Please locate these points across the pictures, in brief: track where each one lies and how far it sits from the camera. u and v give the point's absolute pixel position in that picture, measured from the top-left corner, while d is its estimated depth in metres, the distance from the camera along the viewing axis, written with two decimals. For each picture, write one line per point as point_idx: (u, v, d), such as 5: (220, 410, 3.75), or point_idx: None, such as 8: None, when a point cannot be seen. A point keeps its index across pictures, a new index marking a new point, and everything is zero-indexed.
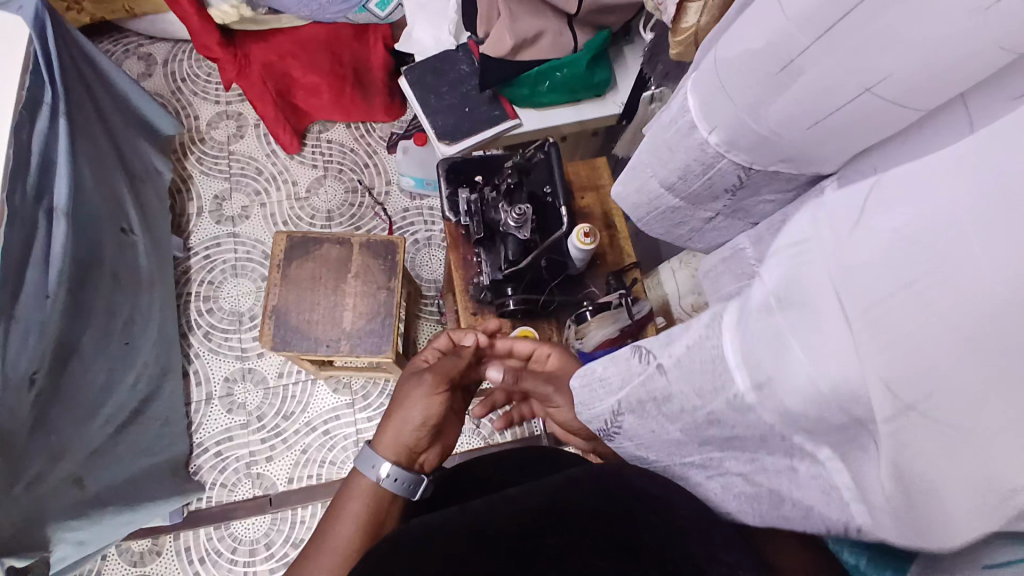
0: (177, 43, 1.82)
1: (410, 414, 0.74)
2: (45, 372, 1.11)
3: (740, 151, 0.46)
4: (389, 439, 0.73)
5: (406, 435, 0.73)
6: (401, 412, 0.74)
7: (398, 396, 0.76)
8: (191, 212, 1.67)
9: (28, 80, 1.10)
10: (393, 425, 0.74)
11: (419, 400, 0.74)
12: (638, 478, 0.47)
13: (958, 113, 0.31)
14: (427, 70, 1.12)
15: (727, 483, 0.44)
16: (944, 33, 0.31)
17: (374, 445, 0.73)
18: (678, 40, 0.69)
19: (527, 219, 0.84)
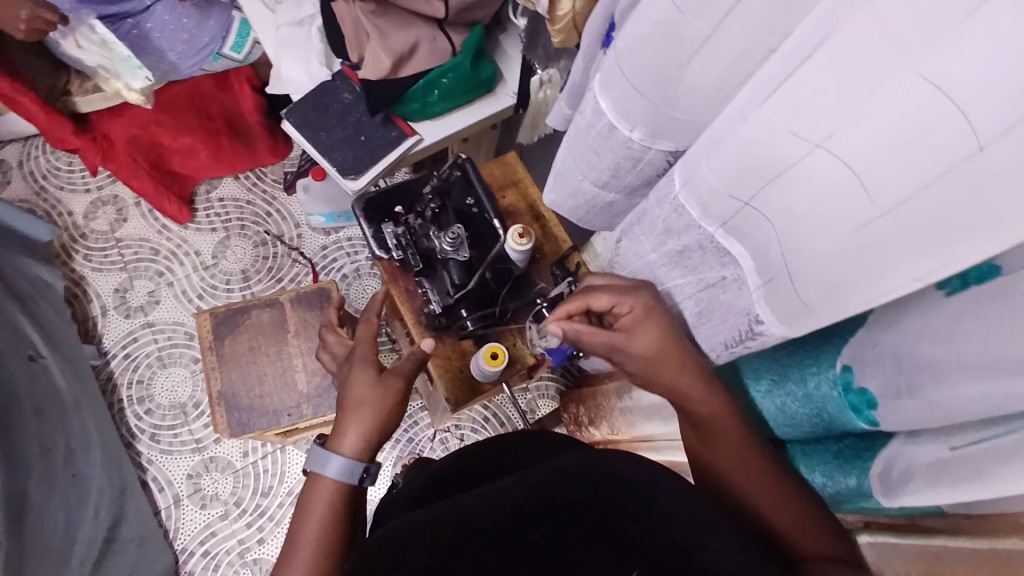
0: (25, 139, 1.63)
1: (374, 416, 0.74)
2: (8, 532, 0.98)
3: (664, 140, 0.53)
4: (340, 441, 0.73)
5: (374, 434, 0.74)
6: (363, 413, 0.74)
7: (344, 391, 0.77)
8: (94, 315, 1.52)
9: None
10: (359, 426, 0.74)
11: (387, 401, 0.75)
12: (625, 464, 0.42)
13: (919, 84, 0.29)
14: (310, 108, 1.06)
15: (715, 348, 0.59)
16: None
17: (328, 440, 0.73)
18: (558, 30, 0.69)
19: (462, 239, 0.83)
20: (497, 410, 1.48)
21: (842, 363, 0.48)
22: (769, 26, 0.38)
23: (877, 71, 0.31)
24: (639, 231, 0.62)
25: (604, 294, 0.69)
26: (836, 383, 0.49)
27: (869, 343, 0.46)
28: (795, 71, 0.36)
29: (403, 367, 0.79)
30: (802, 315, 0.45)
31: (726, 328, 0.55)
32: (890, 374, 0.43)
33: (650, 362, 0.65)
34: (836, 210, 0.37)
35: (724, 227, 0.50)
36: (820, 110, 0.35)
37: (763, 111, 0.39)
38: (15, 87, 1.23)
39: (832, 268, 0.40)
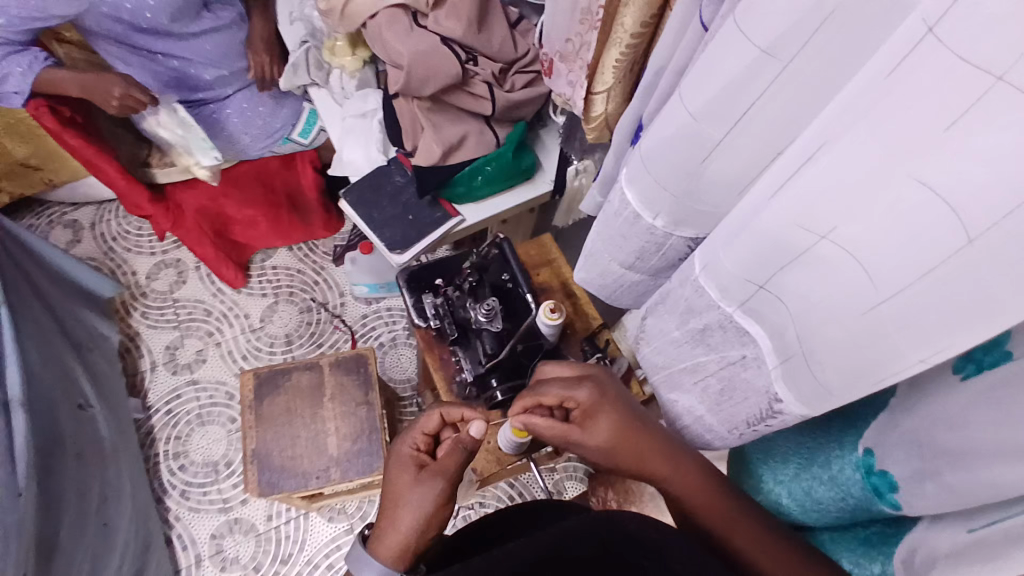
0: (100, 204, 1.81)
1: (415, 521, 0.65)
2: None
3: (686, 228, 0.58)
4: (385, 550, 0.64)
5: (416, 540, 0.65)
6: (403, 516, 0.65)
7: (390, 492, 0.68)
8: (144, 369, 1.61)
9: None
10: (399, 529, 0.65)
11: (429, 504, 0.65)
12: (630, 521, 0.46)
13: (913, 189, 0.34)
14: (364, 188, 1.16)
15: (733, 426, 0.61)
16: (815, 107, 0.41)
17: (372, 548, 0.65)
18: (593, 128, 0.77)
19: (496, 311, 0.88)
20: (522, 489, 1.46)
21: (863, 447, 0.50)
22: (776, 132, 0.45)
23: (871, 177, 0.36)
24: (663, 309, 0.64)
25: (553, 391, 0.68)
26: (859, 465, 0.50)
27: (891, 428, 0.47)
28: (796, 172, 0.41)
29: (447, 463, 0.68)
30: (820, 392, 0.48)
31: (748, 406, 0.57)
32: (913, 457, 0.44)
33: (611, 454, 0.66)
34: (849, 295, 0.41)
35: (741, 308, 0.53)
36: (824, 207, 0.40)
37: (772, 207, 0.44)
38: (100, 156, 1.33)
39: (845, 347, 0.43)
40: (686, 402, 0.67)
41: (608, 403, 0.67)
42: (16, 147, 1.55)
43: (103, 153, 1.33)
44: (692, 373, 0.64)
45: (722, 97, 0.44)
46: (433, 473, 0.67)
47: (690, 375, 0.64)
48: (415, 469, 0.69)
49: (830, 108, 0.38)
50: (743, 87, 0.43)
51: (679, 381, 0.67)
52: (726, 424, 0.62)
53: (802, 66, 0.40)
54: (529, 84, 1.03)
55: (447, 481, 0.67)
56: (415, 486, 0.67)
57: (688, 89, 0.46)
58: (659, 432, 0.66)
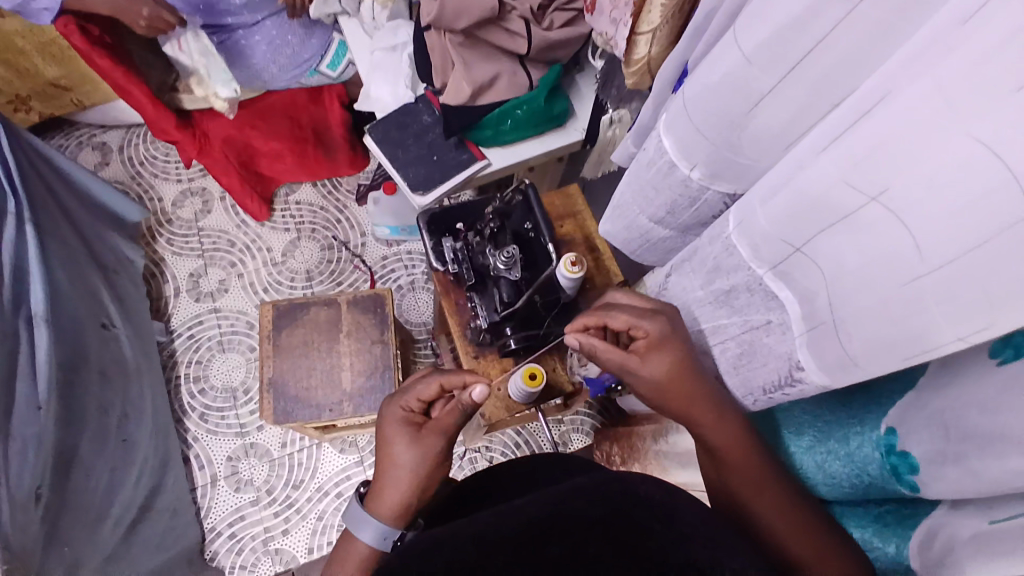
0: (129, 127, 1.81)
1: (412, 480, 0.66)
2: (51, 483, 1.08)
3: (724, 183, 0.55)
4: (386, 507, 0.65)
5: (414, 499, 0.66)
6: (401, 476, 0.66)
7: (386, 452, 0.68)
8: (168, 294, 1.64)
9: None
10: (397, 489, 0.66)
11: (425, 462, 0.67)
12: (641, 486, 0.46)
13: (971, 153, 0.31)
14: (391, 125, 1.13)
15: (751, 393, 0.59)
16: (881, 55, 0.38)
17: (372, 505, 0.66)
18: (633, 72, 0.73)
19: (516, 260, 0.86)
20: (530, 437, 1.48)
21: (886, 425, 0.47)
22: (831, 83, 0.41)
23: (928, 137, 0.33)
24: (688, 267, 0.62)
25: (623, 316, 0.67)
26: (880, 444, 0.48)
27: (917, 408, 0.45)
28: (850, 126, 0.38)
29: (446, 421, 0.70)
30: (844, 362, 0.45)
31: (766, 372, 0.55)
32: (938, 438, 0.41)
33: (661, 391, 0.65)
34: (886, 266, 0.39)
35: (773, 271, 0.50)
36: (876, 167, 0.37)
37: (820, 163, 0.41)
38: (127, 78, 1.31)
39: (873, 319, 0.41)
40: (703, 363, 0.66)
41: (675, 340, 0.64)
42: (47, 67, 1.54)
43: (133, 77, 1.32)
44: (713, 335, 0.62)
45: (778, 40, 0.41)
46: (432, 434, 0.69)
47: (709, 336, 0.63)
48: (411, 429, 0.70)
49: (898, 57, 0.35)
50: (804, 29, 0.39)
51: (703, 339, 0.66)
52: (743, 388, 0.61)
53: (873, 9, 0.36)
54: (569, 24, 0.97)
55: (445, 442, 0.69)
56: (412, 447, 0.68)
57: (743, 32, 0.43)
58: (713, 380, 0.63)
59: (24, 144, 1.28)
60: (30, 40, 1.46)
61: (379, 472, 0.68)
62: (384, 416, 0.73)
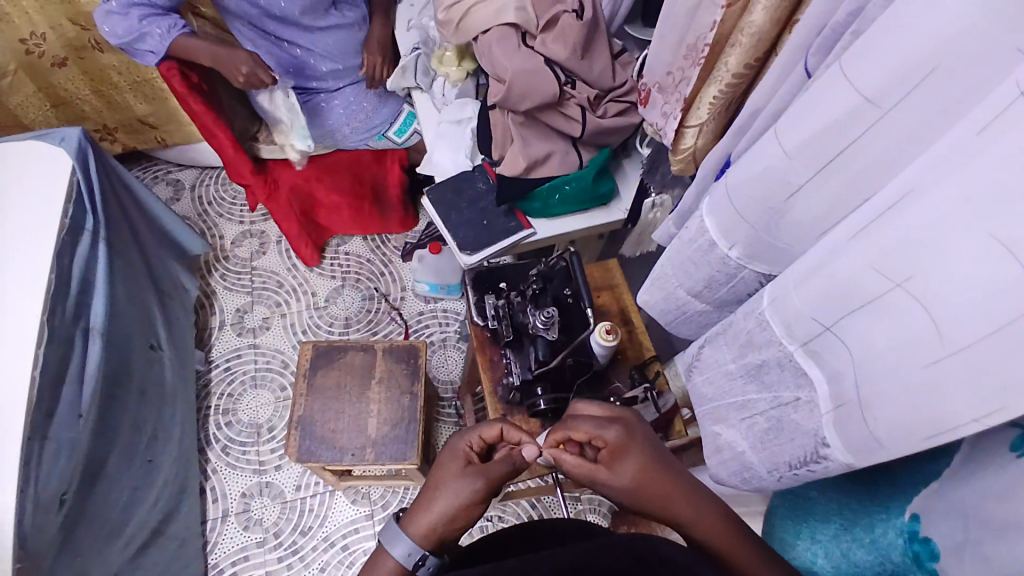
0: (203, 169, 1.97)
1: (447, 507, 0.66)
2: (75, 492, 1.11)
3: (760, 263, 0.58)
4: (418, 528, 0.65)
5: (446, 529, 0.66)
6: (439, 502, 0.67)
7: (435, 478, 0.70)
8: (213, 326, 1.72)
9: (69, 208, 1.21)
10: (430, 513, 0.66)
11: (465, 499, 0.67)
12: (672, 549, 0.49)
13: (991, 246, 0.34)
14: (446, 189, 1.22)
15: (773, 468, 0.59)
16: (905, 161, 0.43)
17: (404, 523, 0.66)
18: (679, 159, 0.79)
19: (554, 321, 0.91)
20: (543, 511, 1.46)
21: (910, 512, 0.49)
22: (862, 179, 0.46)
23: (949, 231, 0.37)
24: (722, 341, 0.64)
25: (583, 426, 0.70)
26: (903, 530, 0.49)
27: (940, 497, 0.46)
28: (878, 219, 0.42)
29: (493, 467, 0.69)
30: (869, 443, 0.47)
31: (792, 447, 0.55)
32: (958, 525, 0.43)
33: (635, 496, 0.65)
34: (913, 346, 0.41)
35: (803, 348, 0.52)
36: (902, 255, 0.40)
37: (851, 249, 0.44)
38: (216, 123, 1.45)
39: (899, 401, 0.43)
40: (729, 437, 0.65)
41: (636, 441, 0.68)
42: (137, 104, 1.74)
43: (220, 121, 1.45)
44: (742, 410, 0.63)
45: (817, 139, 0.46)
46: (483, 474, 0.69)
47: (738, 411, 0.63)
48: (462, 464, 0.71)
49: (921, 159, 0.40)
50: (840, 129, 0.45)
51: (726, 416, 0.65)
52: (767, 463, 0.59)
53: (903, 118, 0.41)
54: (622, 113, 1.06)
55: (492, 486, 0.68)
56: (461, 479, 0.68)
57: (784, 128, 0.49)
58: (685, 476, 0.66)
59: (110, 176, 1.39)
60: (126, 77, 1.66)
61: (422, 496, 0.70)
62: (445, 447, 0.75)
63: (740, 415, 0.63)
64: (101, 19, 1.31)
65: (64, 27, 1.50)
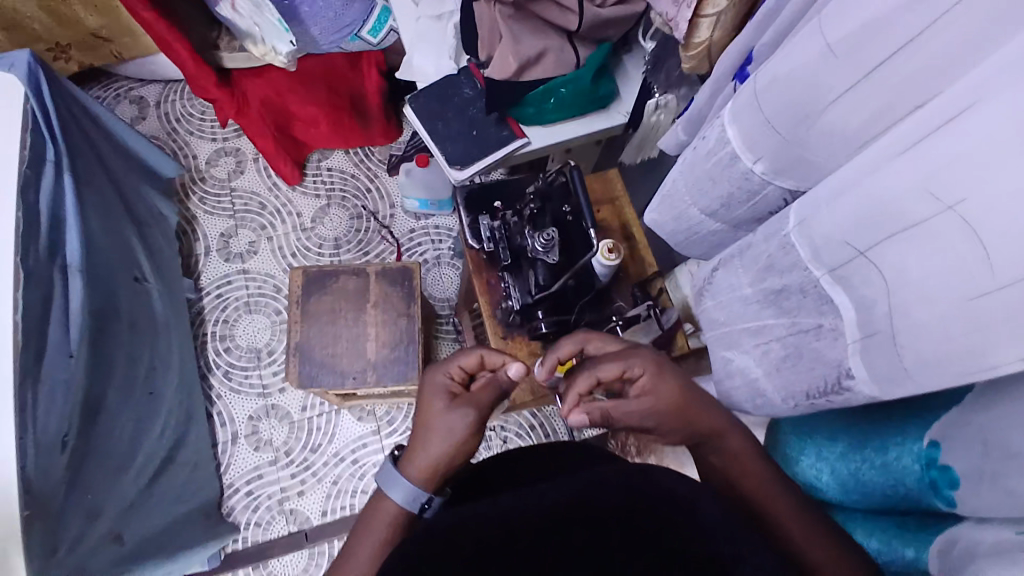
0: (166, 83, 1.81)
1: (445, 446, 0.65)
2: (77, 429, 1.11)
3: (786, 178, 0.52)
4: (418, 469, 0.64)
5: (447, 464, 0.65)
6: (435, 440, 0.66)
7: (422, 417, 0.68)
8: (198, 252, 1.66)
9: (27, 136, 1.11)
10: (428, 453, 0.65)
11: (459, 434, 0.66)
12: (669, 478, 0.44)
13: None
14: (431, 97, 1.12)
15: (789, 394, 0.57)
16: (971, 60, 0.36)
17: (402, 467, 0.65)
18: (689, 56, 0.71)
19: (554, 243, 0.85)
20: (546, 420, 1.49)
21: (928, 439, 0.46)
22: (917, 81, 0.39)
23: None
24: (739, 263, 0.59)
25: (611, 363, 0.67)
26: (920, 457, 0.46)
27: (958, 423, 0.43)
28: (936, 130, 0.36)
29: (480, 397, 0.70)
30: (897, 377, 0.44)
31: (811, 377, 0.53)
32: (976, 456, 0.40)
33: (675, 419, 0.63)
34: (960, 278, 0.36)
35: (832, 274, 0.48)
36: (959, 174, 0.35)
37: (898, 165, 0.39)
38: (170, 31, 1.30)
39: (936, 336, 0.39)
40: (742, 363, 0.63)
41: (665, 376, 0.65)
42: (87, 17, 1.54)
43: (173, 29, 1.30)
44: (757, 334, 0.60)
45: (870, 30, 0.39)
46: (473, 405, 0.68)
47: (752, 336, 0.60)
48: (447, 398, 0.70)
49: (998, 57, 0.33)
50: (899, 20, 0.37)
51: (739, 341, 0.62)
52: (782, 391, 0.57)
53: (979, 4, 0.34)
54: (624, 2, 0.94)
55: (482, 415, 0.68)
56: (451, 415, 0.67)
57: (829, 17, 0.41)
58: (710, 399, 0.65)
59: (67, 98, 1.28)
60: None
61: (413, 438, 0.68)
62: (424, 383, 0.72)
63: (755, 339, 0.60)
64: None
65: None
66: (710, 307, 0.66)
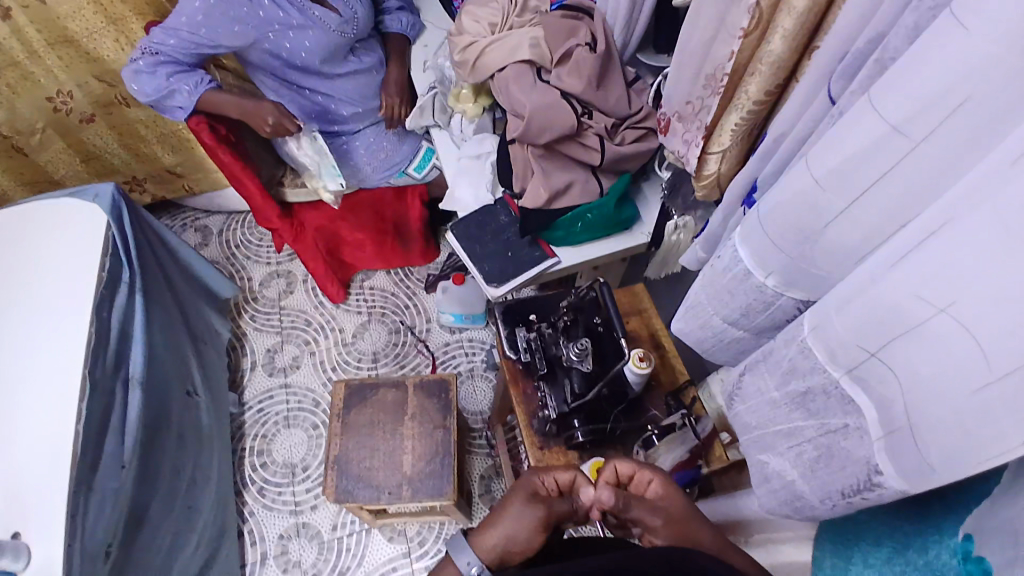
0: (229, 214, 2.02)
1: (512, 536, 0.67)
2: (119, 541, 1.13)
3: (798, 290, 0.58)
4: (486, 544, 0.66)
5: (510, 551, 0.67)
6: (507, 523, 0.68)
7: (500, 505, 0.71)
8: (245, 366, 1.75)
9: (107, 261, 1.25)
10: (498, 534, 0.67)
11: (529, 529, 0.68)
12: (703, 559, 0.51)
13: None
14: (470, 223, 1.24)
15: (827, 497, 0.57)
16: (938, 190, 0.43)
17: (469, 535, 0.67)
18: (702, 184, 0.80)
19: (588, 352, 0.91)
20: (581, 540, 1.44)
21: (963, 532, 0.46)
22: (898, 208, 0.46)
23: (994, 263, 0.36)
24: (764, 368, 0.63)
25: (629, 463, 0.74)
26: (956, 551, 0.46)
27: (991, 517, 0.44)
28: (918, 247, 0.42)
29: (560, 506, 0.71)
30: (922, 474, 0.46)
31: (844, 477, 0.54)
32: (1007, 548, 0.41)
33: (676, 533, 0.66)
34: (962, 375, 0.40)
35: (850, 375, 0.52)
36: (943, 283, 0.40)
37: (891, 277, 0.44)
38: (244, 171, 1.49)
39: (951, 431, 0.42)
40: (778, 466, 0.64)
41: (673, 494, 0.69)
42: (165, 155, 1.81)
43: (247, 170, 1.49)
44: (790, 438, 0.62)
45: (847, 168, 0.47)
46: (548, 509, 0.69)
47: (786, 439, 0.62)
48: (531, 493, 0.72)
49: (955, 190, 0.40)
50: (871, 161, 0.45)
51: (773, 445, 0.65)
52: (820, 494, 0.58)
53: (933, 149, 0.42)
54: (640, 139, 1.08)
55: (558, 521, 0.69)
56: (526, 506, 0.69)
57: (814, 157, 0.49)
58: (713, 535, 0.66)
59: (144, 227, 1.44)
60: (152, 130, 1.73)
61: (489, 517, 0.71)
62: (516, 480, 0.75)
63: (789, 440, 0.62)
64: (129, 78, 1.35)
65: (90, 84, 1.57)
66: (738, 412, 0.69)
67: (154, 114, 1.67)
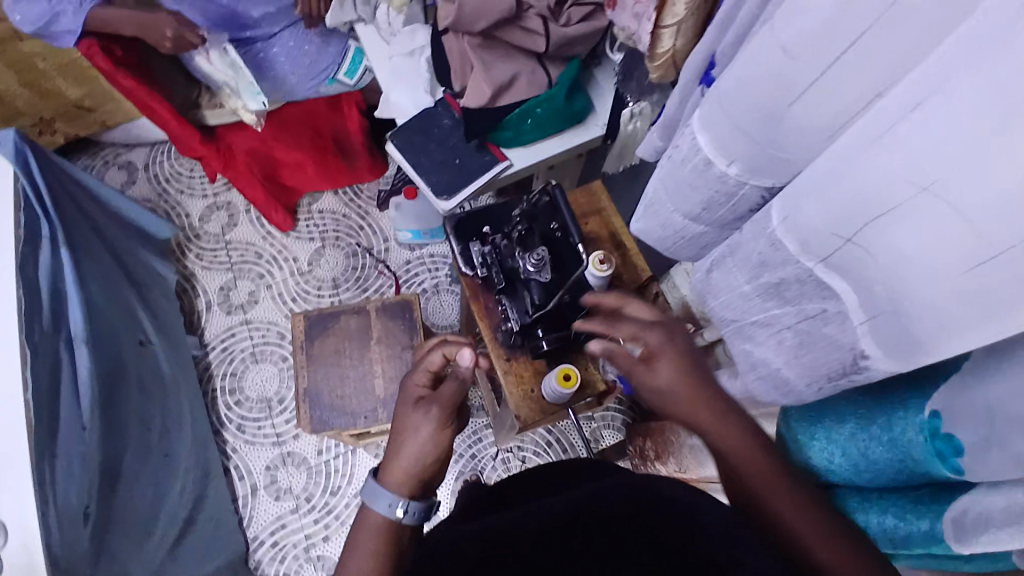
0: (152, 146, 1.84)
1: (422, 454, 0.72)
2: (97, 499, 1.10)
3: (762, 177, 0.53)
4: (398, 477, 0.70)
5: (418, 468, 0.72)
6: (408, 446, 0.73)
7: (400, 425, 0.75)
8: (200, 308, 1.67)
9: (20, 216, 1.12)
10: (403, 460, 0.72)
11: (431, 435, 0.73)
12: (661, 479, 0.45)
13: None
14: (411, 131, 1.13)
15: (813, 382, 0.56)
16: (922, 47, 0.37)
17: (380, 478, 0.71)
18: (656, 65, 0.72)
19: (546, 262, 0.86)
20: (562, 436, 1.48)
21: (930, 408, 0.45)
22: (880, 71, 0.40)
23: (995, 130, 0.31)
24: (731, 263, 0.60)
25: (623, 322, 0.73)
26: (923, 427, 0.45)
27: (967, 398, 0.42)
28: (903, 118, 0.36)
29: (444, 394, 0.78)
30: (906, 357, 0.44)
31: (827, 363, 0.52)
32: (982, 425, 0.40)
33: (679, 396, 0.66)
34: (949, 257, 0.37)
35: (824, 264, 0.48)
36: (933, 156, 0.35)
37: (870, 155, 0.39)
38: (151, 95, 1.32)
39: (937, 315, 0.39)
40: (756, 355, 0.62)
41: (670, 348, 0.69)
42: (70, 88, 1.58)
43: (155, 94, 1.33)
44: (765, 328, 0.59)
45: (821, 29, 0.40)
46: (436, 406, 0.76)
47: (762, 329, 0.60)
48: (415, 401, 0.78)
49: (951, 42, 0.33)
50: (848, 17, 0.38)
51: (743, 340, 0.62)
52: (803, 379, 0.56)
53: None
54: (587, 18, 0.97)
55: (447, 410, 0.76)
56: (425, 420, 0.74)
57: (782, 18, 0.42)
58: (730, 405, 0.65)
59: (54, 168, 1.28)
60: (50, 62, 1.49)
61: (392, 449, 0.74)
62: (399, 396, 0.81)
63: (764, 323, 0.59)
64: (11, 9, 1.18)
65: None
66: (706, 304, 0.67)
67: (52, 47, 1.43)
